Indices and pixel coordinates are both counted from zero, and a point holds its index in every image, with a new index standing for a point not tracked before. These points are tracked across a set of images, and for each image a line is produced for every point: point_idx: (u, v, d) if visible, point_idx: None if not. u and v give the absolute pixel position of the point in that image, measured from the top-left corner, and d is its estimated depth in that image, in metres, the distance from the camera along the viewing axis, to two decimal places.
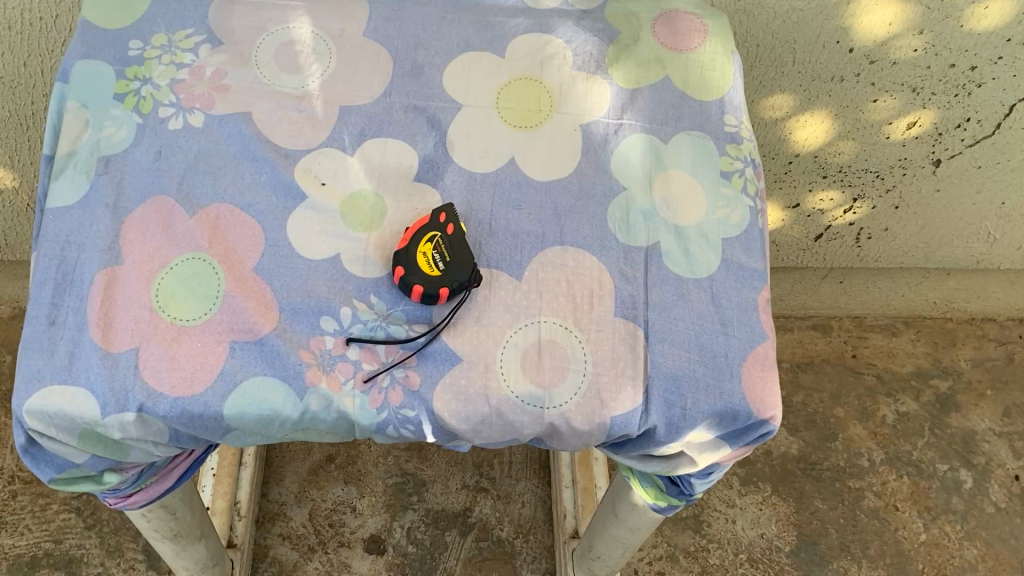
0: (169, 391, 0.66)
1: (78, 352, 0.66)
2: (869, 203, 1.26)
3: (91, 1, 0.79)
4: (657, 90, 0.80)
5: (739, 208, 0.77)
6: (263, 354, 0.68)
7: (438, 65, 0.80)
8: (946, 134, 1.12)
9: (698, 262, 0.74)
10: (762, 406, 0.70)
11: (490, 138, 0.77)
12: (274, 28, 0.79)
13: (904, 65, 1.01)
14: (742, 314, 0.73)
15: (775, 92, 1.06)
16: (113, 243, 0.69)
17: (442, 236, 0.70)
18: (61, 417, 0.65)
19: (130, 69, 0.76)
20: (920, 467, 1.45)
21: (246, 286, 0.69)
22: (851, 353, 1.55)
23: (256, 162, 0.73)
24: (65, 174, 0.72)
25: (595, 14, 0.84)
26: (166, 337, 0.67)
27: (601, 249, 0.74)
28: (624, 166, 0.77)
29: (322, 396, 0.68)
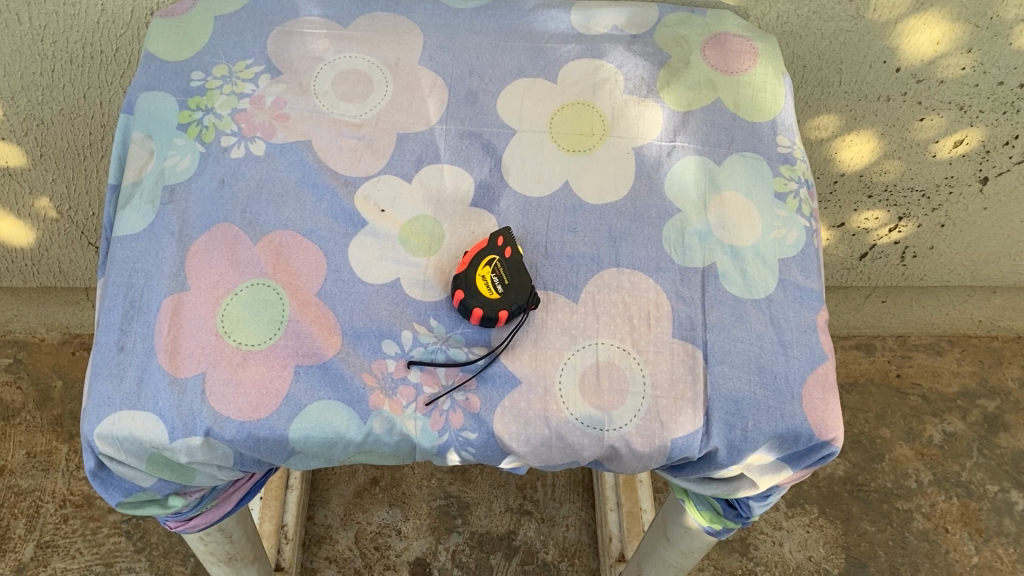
0: (235, 415, 0.67)
1: (147, 377, 0.67)
2: (914, 221, 1.25)
3: (154, 35, 0.81)
4: (709, 112, 0.81)
5: (795, 229, 0.77)
6: (327, 377, 0.68)
7: (491, 92, 0.81)
8: (994, 151, 1.11)
9: (755, 283, 0.74)
10: (822, 427, 0.70)
11: (544, 162, 0.78)
12: (331, 58, 0.80)
13: (951, 83, 1.01)
14: (801, 335, 0.73)
15: (821, 112, 1.06)
16: (179, 270, 0.71)
17: (500, 259, 0.71)
18: (130, 442, 0.66)
19: (192, 100, 0.77)
20: (970, 488, 1.43)
21: (310, 311, 0.70)
22: (895, 373, 1.54)
23: (316, 189, 0.75)
24: (131, 203, 0.73)
25: (645, 39, 0.85)
26: (232, 361, 0.68)
27: (657, 271, 0.74)
28: (678, 188, 0.78)
29: (385, 419, 0.68)
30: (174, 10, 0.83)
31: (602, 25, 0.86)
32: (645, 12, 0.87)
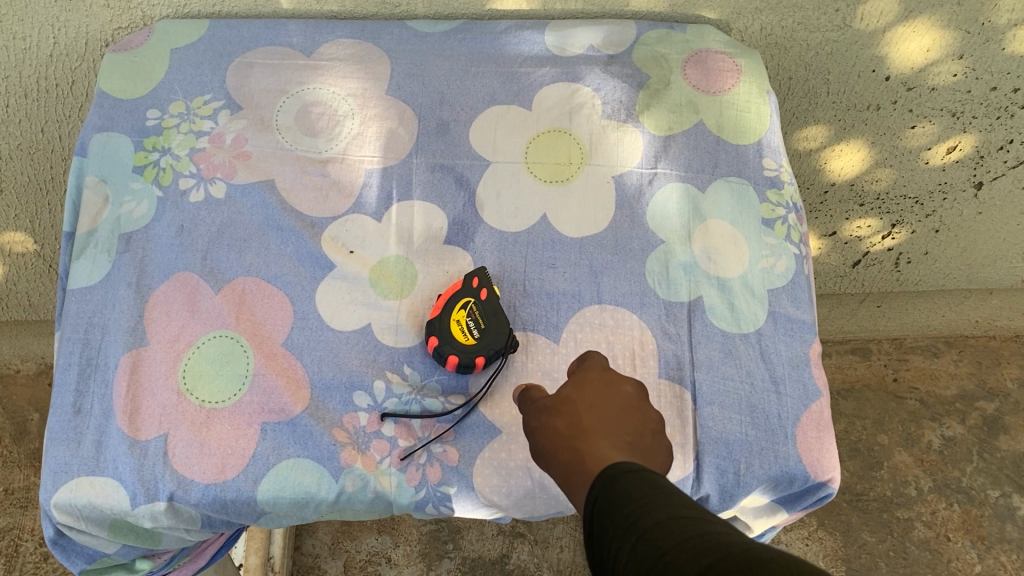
0: (200, 478, 0.63)
1: (106, 441, 0.64)
2: (908, 228, 1.22)
3: (107, 72, 0.77)
4: (691, 136, 0.77)
5: (784, 257, 0.73)
6: (296, 435, 0.65)
7: (464, 122, 0.77)
8: (988, 156, 1.07)
9: (744, 317, 0.71)
10: (818, 468, 0.67)
11: (520, 194, 0.75)
12: (294, 91, 0.77)
13: (943, 90, 0.96)
14: (793, 371, 0.70)
15: (809, 123, 1.03)
16: (137, 324, 0.67)
17: (476, 302, 0.68)
18: (90, 510, 0.63)
19: (148, 140, 0.74)
20: (971, 494, 1.39)
21: (276, 363, 0.67)
22: (892, 377, 1.49)
23: (280, 233, 0.71)
24: (87, 253, 0.70)
25: (623, 59, 0.81)
26: (196, 421, 0.65)
27: (641, 307, 0.71)
28: (662, 218, 0.74)
29: (358, 477, 0.65)
30: (128, 44, 0.79)
31: (578, 45, 0.81)
32: (623, 30, 0.83)
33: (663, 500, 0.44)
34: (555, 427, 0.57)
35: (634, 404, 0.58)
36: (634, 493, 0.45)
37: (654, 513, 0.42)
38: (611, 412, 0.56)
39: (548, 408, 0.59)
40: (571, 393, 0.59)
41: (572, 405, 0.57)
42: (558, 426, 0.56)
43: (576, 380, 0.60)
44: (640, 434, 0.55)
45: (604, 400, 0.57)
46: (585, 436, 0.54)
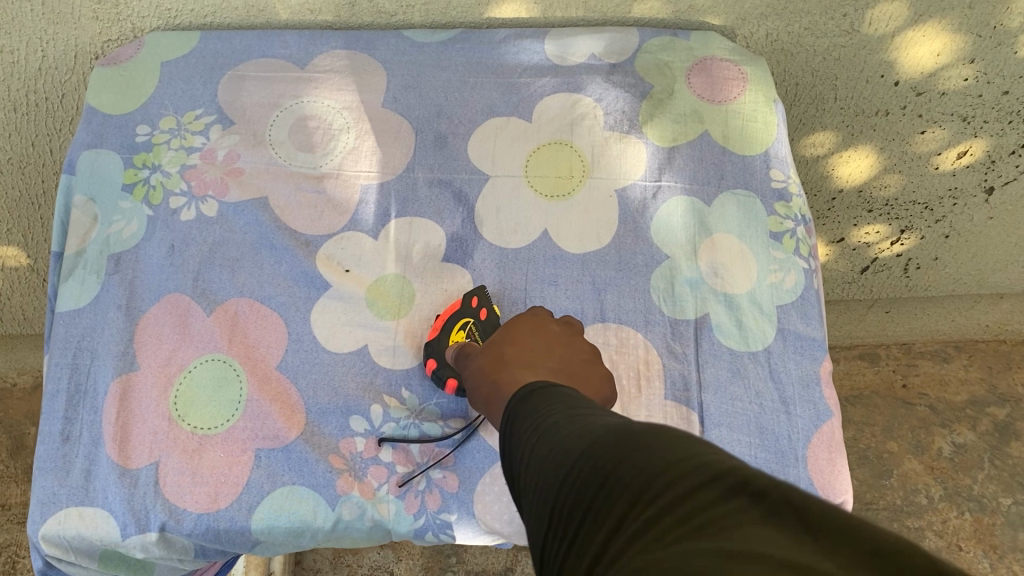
0: (192, 507, 0.62)
1: (95, 469, 0.62)
2: (917, 233, 1.19)
3: (96, 86, 0.75)
4: (696, 147, 0.75)
5: (793, 272, 0.71)
6: (291, 461, 0.63)
7: (462, 135, 0.75)
8: (999, 161, 1.04)
9: (753, 335, 0.69)
10: (830, 491, 0.65)
11: (521, 209, 0.73)
12: (287, 104, 0.75)
13: (953, 95, 0.94)
14: (803, 390, 0.68)
15: (816, 129, 1.01)
16: (127, 347, 0.65)
17: (476, 323, 0.65)
18: (79, 541, 0.61)
19: (138, 157, 0.72)
20: (982, 502, 1.36)
21: (269, 387, 0.65)
22: (900, 383, 1.46)
23: (274, 251, 0.69)
24: (75, 275, 0.68)
25: (625, 67, 0.78)
26: (187, 448, 0.63)
27: (646, 325, 0.69)
28: (666, 232, 0.72)
29: (355, 505, 0.63)
30: (117, 57, 0.77)
31: (579, 53, 0.79)
32: (625, 38, 0.80)
33: (557, 402, 0.45)
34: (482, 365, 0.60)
35: (564, 339, 0.59)
36: (532, 399, 0.47)
37: (551, 414, 0.44)
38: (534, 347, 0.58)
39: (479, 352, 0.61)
40: (501, 332, 0.61)
41: (499, 344, 0.60)
42: (485, 364, 0.59)
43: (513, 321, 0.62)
44: (566, 358, 0.57)
45: (531, 335, 0.59)
46: (506, 371, 0.56)
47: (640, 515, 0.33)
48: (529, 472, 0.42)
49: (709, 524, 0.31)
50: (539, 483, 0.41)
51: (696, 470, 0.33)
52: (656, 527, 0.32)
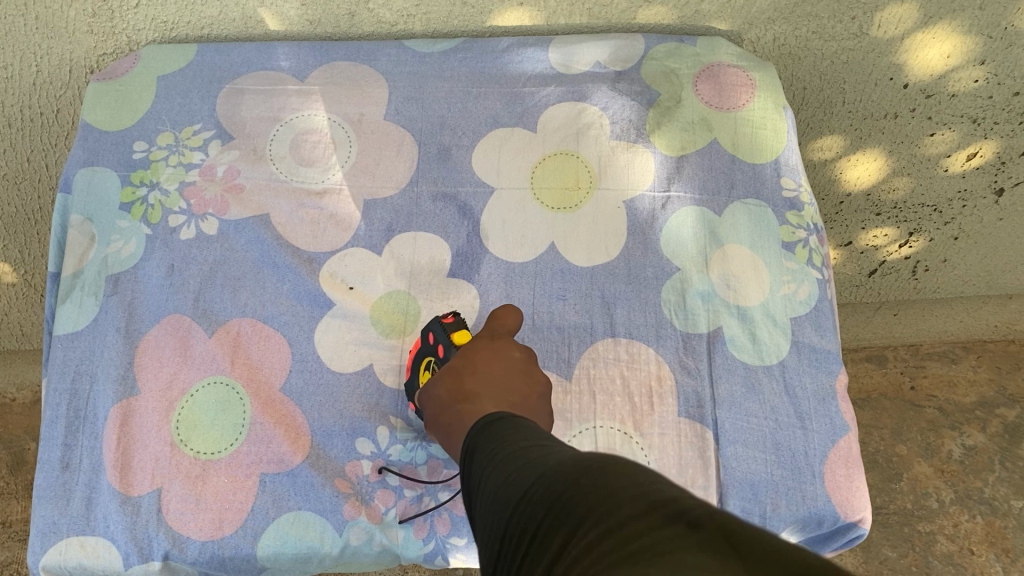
0: (196, 535, 0.60)
1: (96, 498, 0.61)
2: (926, 235, 1.18)
3: (91, 101, 0.73)
4: (705, 156, 0.73)
5: (807, 282, 0.70)
6: (297, 486, 0.62)
7: (466, 147, 0.73)
8: (1010, 162, 1.03)
9: (767, 348, 0.67)
10: (848, 508, 0.63)
11: (527, 222, 0.71)
12: (288, 117, 0.73)
13: (963, 97, 0.92)
14: (819, 405, 0.66)
15: (823, 133, 0.99)
16: (127, 371, 0.64)
17: (436, 362, 0.61)
18: (81, 572, 0.60)
19: (135, 174, 0.70)
20: (994, 505, 1.34)
21: (274, 410, 0.63)
22: (909, 385, 1.44)
23: (276, 270, 0.68)
24: (73, 296, 0.67)
25: (631, 75, 0.77)
26: (191, 474, 0.61)
27: (657, 339, 0.68)
28: (677, 244, 0.71)
29: (363, 530, 0.61)
30: (113, 71, 0.75)
31: (584, 62, 0.77)
32: (630, 44, 0.78)
33: (520, 437, 0.44)
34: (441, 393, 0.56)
35: (521, 368, 0.57)
36: (497, 434, 0.46)
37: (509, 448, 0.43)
38: (496, 377, 0.55)
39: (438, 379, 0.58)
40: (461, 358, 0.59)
41: (458, 369, 0.57)
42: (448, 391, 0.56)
43: (468, 346, 0.59)
44: (525, 392, 0.55)
45: (492, 365, 0.56)
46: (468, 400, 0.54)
47: (577, 539, 0.33)
48: (487, 504, 0.40)
49: (639, 544, 0.30)
50: (488, 515, 0.40)
51: (640, 497, 0.32)
52: (593, 548, 0.31)
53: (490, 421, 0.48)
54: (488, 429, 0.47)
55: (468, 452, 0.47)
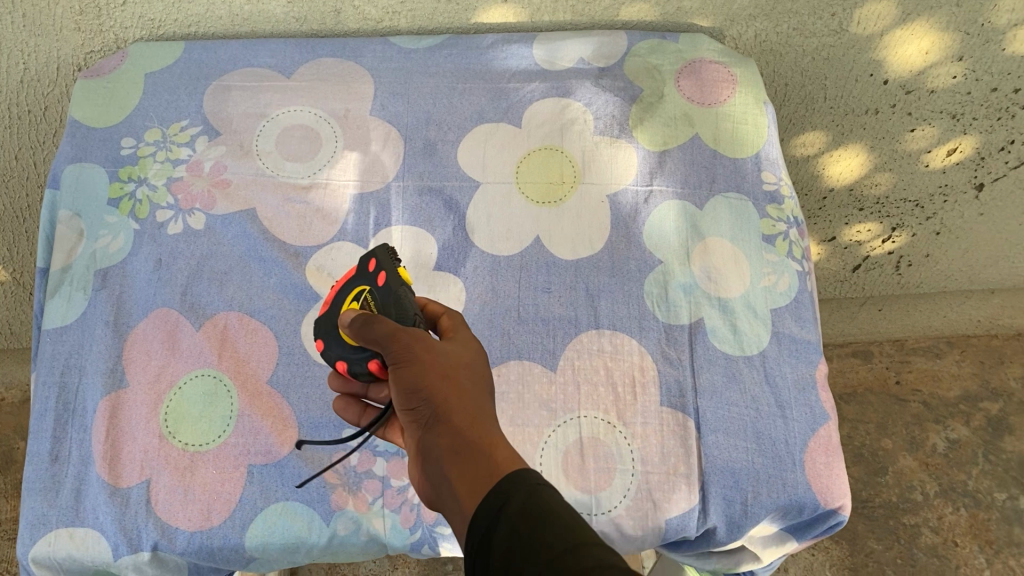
0: (185, 525, 0.61)
1: (85, 489, 0.61)
2: (908, 231, 1.19)
3: (79, 98, 0.74)
4: (687, 151, 0.75)
5: (786, 274, 0.71)
6: (284, 477, 0.62)
7: (451, 142, 0.74)
8: (989, 157, 1.04)
9: (748, 339, 0.68)
10: (828, 496, 0.65)
11: (512, 216, 0.72)
12: (274, 113, 0.74)
13: (942, 93, 0.94)
14: (799, 394, 0.67)
15: (806, 129, 1.00)
16: (115, 364, 0.64)
17: (371, 292, 0.56)
18: (70, 563, 0.60)
19: (123, 170, 0.71)
20: (977, 498, 1.35)
21: (261, 402, 0.64)
22: (894, 380, 1.46)
23: (263, 264, 0.69)
24: (61, 291, 0.67)
25: (614, 71, 0.78)
26: (179, 465, 0.62)
27: (640, 331, 0.68)
28: (659, 237, 0.72)
29: (350, 519, 0.62)
30: (101, 69, 0.76)
31: (567, 58, 0.79)
32: (613, 41, 0.80)
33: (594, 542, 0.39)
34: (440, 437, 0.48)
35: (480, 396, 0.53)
36: (554, 512, 0.41)
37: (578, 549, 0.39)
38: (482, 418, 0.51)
39: (433, 358, 0.49)
40: (459, 353, 0.51)
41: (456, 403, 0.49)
42: (453, 395, 0.48)
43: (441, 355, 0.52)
44: None
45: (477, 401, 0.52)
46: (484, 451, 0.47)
47: None
48: None
49: None
50: None
51: None
52: None
53: (539, 488, 0.42)
54: (540, 499, 0.42)
55: (504, 509, 0.42)
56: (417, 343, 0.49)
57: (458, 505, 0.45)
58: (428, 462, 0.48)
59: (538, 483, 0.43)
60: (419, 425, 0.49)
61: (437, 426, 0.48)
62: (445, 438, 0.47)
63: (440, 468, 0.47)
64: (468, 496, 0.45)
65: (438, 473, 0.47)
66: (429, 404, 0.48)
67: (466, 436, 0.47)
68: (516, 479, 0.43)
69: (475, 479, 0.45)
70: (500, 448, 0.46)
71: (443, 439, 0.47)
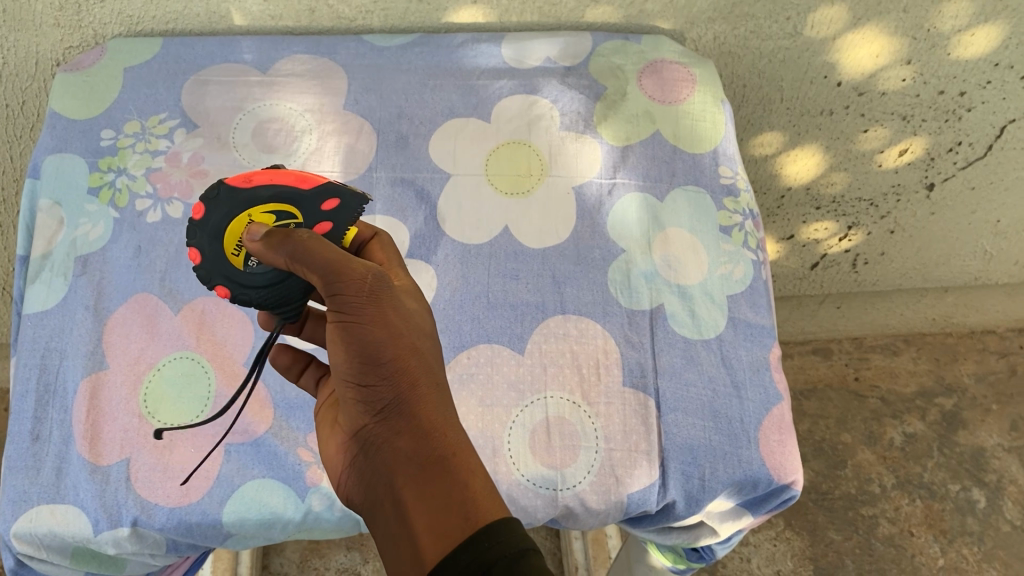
0: (164, 502, 0.63)
1: (66, 468, 0.63)
2: (864, 229, 1.24)
3: (58, 91, 0.76)
4: (648, 146, 0.78)
5: (742, 263, 0.75)
6: (260, 455, 0.65)
7: (423, 135, 0.77)
8: (938, 158, 1.09)
9: (705, 323, 0.72)
10: (780, 471, 0.68)
11: (481, 207, 0.75)
12: (250, 107, 0.76)
13: (892, 95, 0.98)
14: (754, 375, 0.71)
15: (764, 129, 1.05)
16: (96, 347, 0.66)
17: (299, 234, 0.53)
18: (51, 538, 0.62)
19: (103, 160, 0.73)
20: (932, 489, 1.40)
21: (238, 383, 0.66)
22: (853, 376, 1.50)
23: None
24: (41, 277, 0.69)
25: (580, 70, 0.81)
26: (158, 444, 0.64)
27: (604, 316, 0.72)
28: (621, 227, 0.75)
29: (324, 496, 0.64)
30: (80, 63, 0.78)
31: (535, 57, 0.82)
32: (578, 41, 0.83)
33: None
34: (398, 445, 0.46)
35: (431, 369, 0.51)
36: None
37: None
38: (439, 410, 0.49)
39: (398, 328, 0.48)
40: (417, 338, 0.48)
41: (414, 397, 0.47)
42: (420, 384, 0.47)
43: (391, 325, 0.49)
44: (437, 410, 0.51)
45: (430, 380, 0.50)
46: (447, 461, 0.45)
47: None
48: None
49: None
50: None
51: None
52: None
53: (527, 551, 0.39)
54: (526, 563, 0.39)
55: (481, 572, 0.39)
56: (377, 295, 0.47)
57: (409, 529, 0.44)
58: (374, 450, 0.47)
59: (528, 545, 0.40)
60: (371, 406, 0.47)
61: (399, 419, 0.46)
62: (407, 437, 0.46)
63: (394, 471, 0.46)
64: (428, 532, 0.42)
65: (394, 485, 0.46)
66: (392, 387, 0.47)
67: (433, 447, 0.45)
68: (499, 535, 0.40)
69: (443, 513, 0.43)
70: (474, 480, 0.44)
71: (403, 438, 0.46)
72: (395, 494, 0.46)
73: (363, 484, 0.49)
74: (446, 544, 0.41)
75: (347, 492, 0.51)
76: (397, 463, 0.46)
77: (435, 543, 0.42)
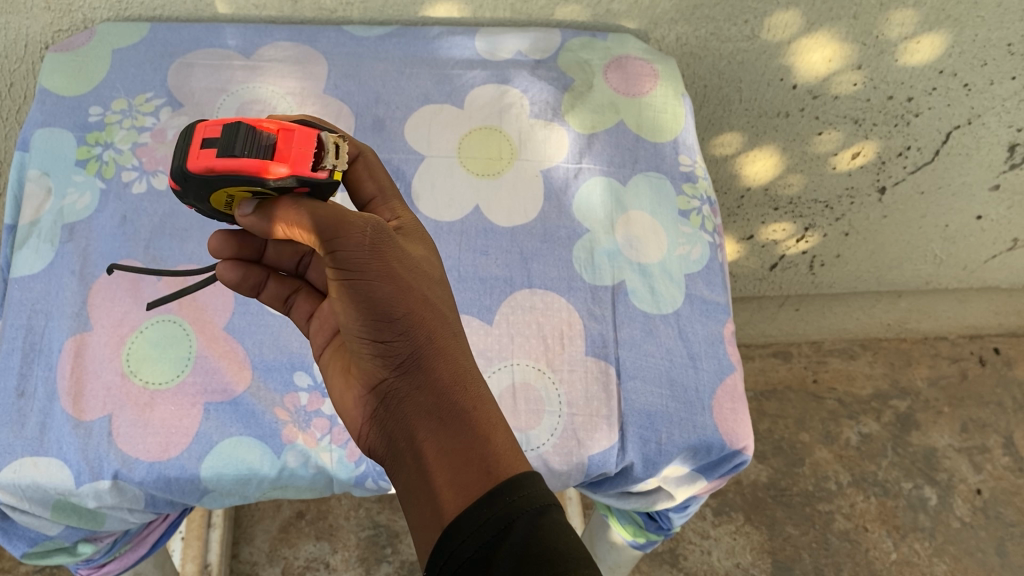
0: (144, 456, 0.65)
1: (49, 423, 0.65)
2: (820, 231, 1.30)
3: (48, 70, 0.79)
4: (613, 134, 0.83)
5: (699, 245, 0.79)
6: (238, 414, 0.67)
7: (399, 119, 0.81)
8: (889, 162, 1.15)
9: (663, 299, 0.76)
10: (732, 436, 0.72)
11: (454, 187, 0.79)
12: (233, 88, 0.80)
13: (845, 99, 1.04)
14: (709, 348, 0.75)
15: (724, 130, 1.10)
16: (81, 310, 0.69)
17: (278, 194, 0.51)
18: (34, 490, 0.64)
19: (91, 135, 0.76)
20: (886, 486, 1.45)
21: (217, 346, 0.69)
22: (811, 378, 1.55)
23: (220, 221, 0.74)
24: (29, 243, 0.72)
25: (548, 64, 0.86)
26: (139, 402, 0.66)
27: (569, 290, 0.76)
28: (586, 208, 0.79)
29: (299, 452, 0.67)
30: (69, 44, 0.81)
31: (506, 50, 0.87)
32: (548, 37, 0.88)
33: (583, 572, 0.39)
34: (418, 400, 0.49)
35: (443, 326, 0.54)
36: (559, 544, 0.40)
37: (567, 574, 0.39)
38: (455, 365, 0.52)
39: (405, 281, 0.50)
40: (430, 293, 0.51)
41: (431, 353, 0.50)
42: (433, 338, 0.50)
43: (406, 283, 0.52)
44: None
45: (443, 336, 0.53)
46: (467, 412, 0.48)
47: None
48: None
49: None
50: None
51: None
52: None
53: (548, 510, 0.42)
54: (547, 522, 0.41)
55: (505, 526, 0.41)
56: (381, 249, 0.49)
57: (431, 484, 0.46)
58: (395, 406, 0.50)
59: (547, 503, 0.42)
60: (390, 363, 0.50)
61: (417, 374, 0.49)
62: (426, 392, 0.49)
63: (416, 426, 0.49)
64: (448, 485, 0.45)
65: (414, 439, 0.48)
66: (408, 340, 0.49)
67: (456, 402, 0.48)
68: (523, 490, 0.42)
69: (466, 467, 0.45)
70: (497, 437, 0.47)
71: (423, 393, 0.49)
72: (417, 449, 0.48)
73: (382, 437, 0.51)
74: (469, 497, 0.44)
75: (369, 443, 0.53)
76: (417, 416, 0.49)
77: (455, 497, 0.44)
